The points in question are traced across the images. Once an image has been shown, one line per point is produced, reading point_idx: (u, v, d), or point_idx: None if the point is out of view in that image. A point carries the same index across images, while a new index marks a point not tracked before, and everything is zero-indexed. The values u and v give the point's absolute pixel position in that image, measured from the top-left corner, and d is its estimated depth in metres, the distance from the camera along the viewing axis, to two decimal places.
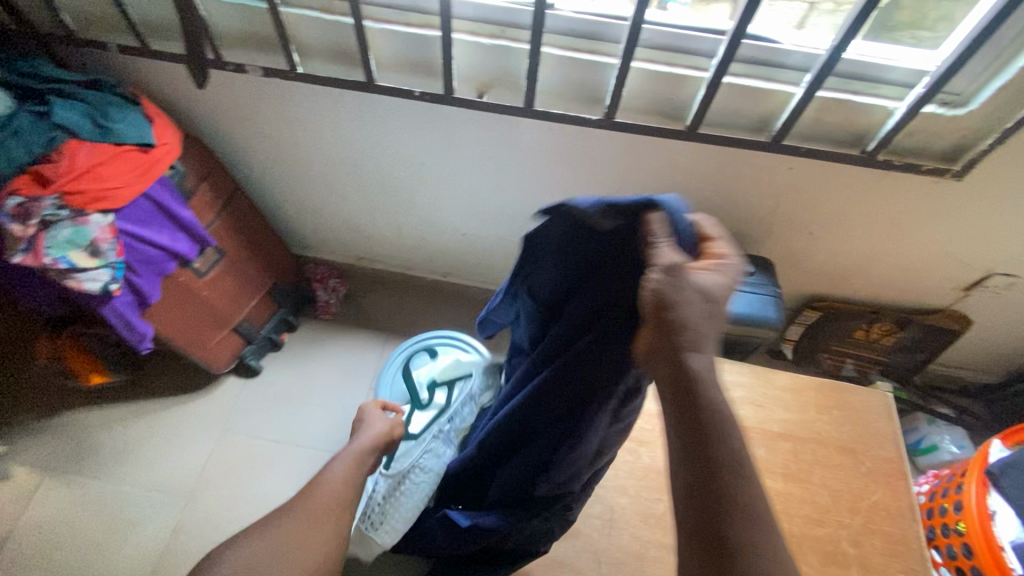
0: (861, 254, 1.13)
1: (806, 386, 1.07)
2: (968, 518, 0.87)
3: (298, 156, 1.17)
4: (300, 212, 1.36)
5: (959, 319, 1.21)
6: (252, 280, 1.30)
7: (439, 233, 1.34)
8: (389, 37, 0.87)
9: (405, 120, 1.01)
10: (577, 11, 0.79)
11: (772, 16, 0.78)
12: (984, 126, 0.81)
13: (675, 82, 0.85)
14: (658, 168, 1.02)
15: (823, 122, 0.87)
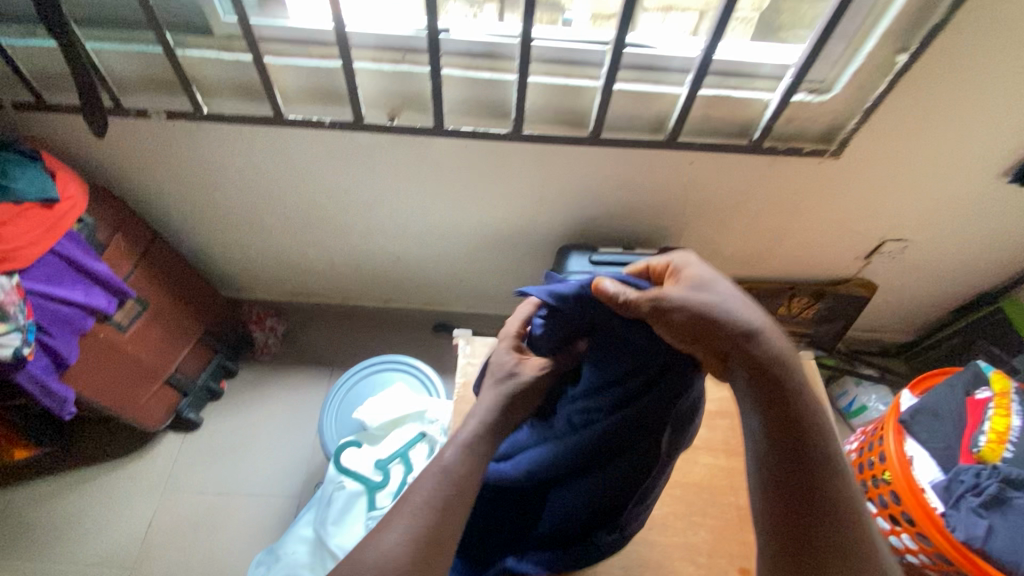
0: (770, 234, 1.22)
1: None
2: (890, 466, 0.92)
3: (219, 196, 1.16)
4: (230, 253, 1.34)
5: (866, 286, 1.32)
6: (181, 328, 1.26)
7: (374, 259, 1.34)
8: (293, 72, 0.88)
9: (321, 151, 1.03)
10: (474, 34, 0.84)
11: (647, 27, 0.86)
12: (846, 108, 0.91)
13: (572, 93, 0.90)
14: (573, 174, 1.07)
15: (711, 118, 0.94)
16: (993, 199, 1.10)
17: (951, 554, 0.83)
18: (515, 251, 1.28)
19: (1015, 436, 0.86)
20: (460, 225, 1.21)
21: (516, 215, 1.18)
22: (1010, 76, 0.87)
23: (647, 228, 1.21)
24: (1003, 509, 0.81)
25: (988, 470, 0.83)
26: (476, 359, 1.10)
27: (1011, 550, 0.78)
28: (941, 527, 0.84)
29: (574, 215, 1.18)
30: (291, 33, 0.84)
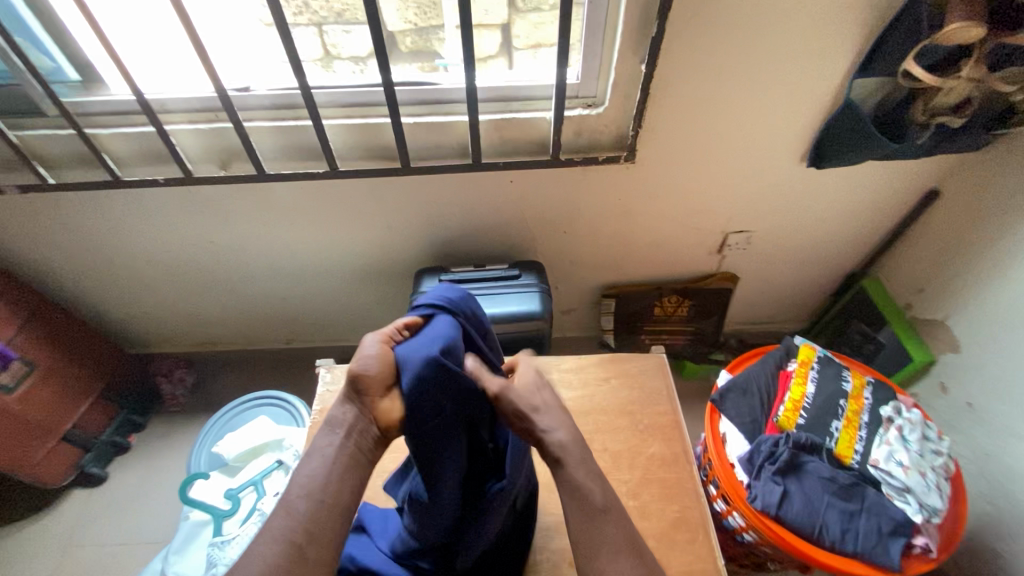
0: (623, 240, 1.28)
1: (588, 363, 1.14)
2: (712, 454, 0.92)
3: (95, 258, 1.24)
4: (124, 314, 1.41)
5: (728, 278, 1.38)
6: (78, 386, 1.30)
7: (261, 302, 1.41)
8: (121, 139, 0.98)
9: (171, 206, 1.12)
10: (272, 89, 0.95)
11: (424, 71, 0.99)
12: (622, 117, 1.01)
13: (373, 130, 1.00)
14: (410, 204, 1.14)
15: (508, 138, 1.04)
16: (806, 180, 1.15)
17: (758, 526, 0.84)
18: (389, 279, 1.34)
19: (808, 402, 0.90)
20: (327, 261, 1.28)
21: (375, 247, 1.25)
22: (761, 70, 0.94)
23: (504, 246, 1.27)
24: (797, 475, 0.83)
25: (784, 437, 0.86)
26: (334, 386, 1.10)
27: (804, 514, 0.80)
28: (747, 499, 0.84)
29: (430, 241, 1.24)
30: (110, 107, 0.95)
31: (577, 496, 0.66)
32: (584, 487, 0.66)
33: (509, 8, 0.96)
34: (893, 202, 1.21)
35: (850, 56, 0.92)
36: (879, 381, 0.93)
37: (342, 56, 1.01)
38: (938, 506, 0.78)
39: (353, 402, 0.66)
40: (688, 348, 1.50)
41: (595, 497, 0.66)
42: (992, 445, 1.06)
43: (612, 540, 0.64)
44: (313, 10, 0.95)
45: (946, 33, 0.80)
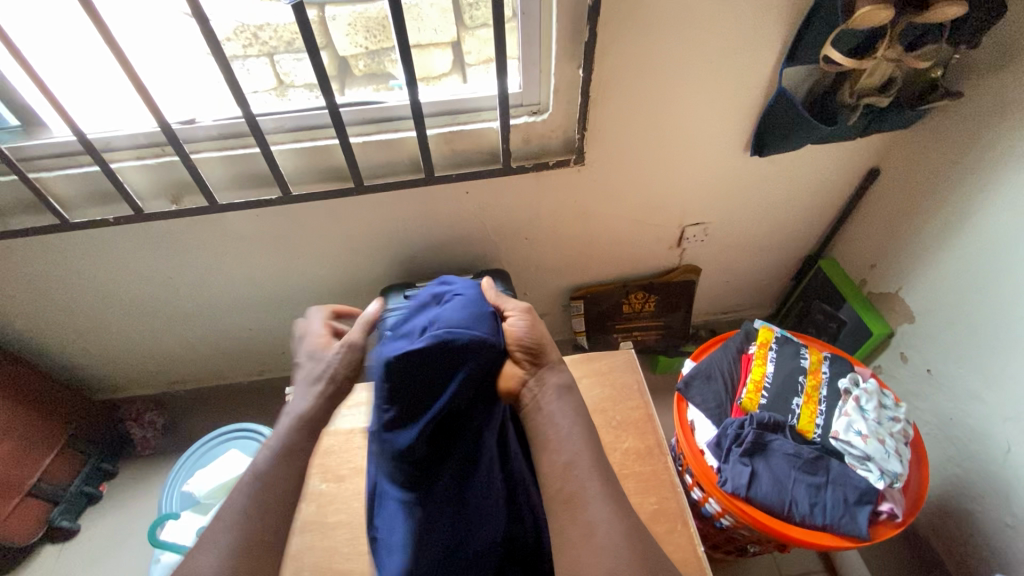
0: (584, 242, 1.30)
1: None
2: (684, 445, 0.93)
3: (51, 305, 1.21)
4: (87, 359, 1.38)
5: (691, 270, 1.41)
6: (43, 436, 1.25)
7: (227, 335, 1.39)
8: (66, 181, 0.97)
9: (126, 244, 1.10)
10: (217, 119, 0.95)
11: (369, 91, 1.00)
12: (568, 121, 1.03)
13: (324, 152, 1.01)
14: (369, 223, 1.15)
15: (459, 150, 1.06)
16: (753, 169, 1.19)
17: (731, 509, 0.85)
18: (358, 299, 1.34)
19: (769, 382, 0.92)
20: (290, 287, 1.28)
21: (338, 269, 1.25)
22: (695, 66, 0.97)
23: (466, 258, 1.28)
24: (763, 454, 0.85)
25: (748, 419, 0.88)
26: None
27: (773, 492, 0.81)
28: (717, 484, 0.86)
29: (392, 259, 1.24)
30: (53, 150, 0.94)
31: (561, 444, 0.67)
32: (565, 432, 0.68)
33: (456, 26, 1.01)
34: (838, 183, 1.25)
35: (776, 46, 0.96)
36: (836, 354, 0.96)
37: (296, 84, 1.02)
38: (898, 471, 0.80)
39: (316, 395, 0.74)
40: (660, 342, 1.52)
41: (576, 446, 0.67)
42: (954, 408, 1.09)
43: (597, 487, 0.64)
44: (263, 41, 0.98)
45: (856, 18, 0.84)
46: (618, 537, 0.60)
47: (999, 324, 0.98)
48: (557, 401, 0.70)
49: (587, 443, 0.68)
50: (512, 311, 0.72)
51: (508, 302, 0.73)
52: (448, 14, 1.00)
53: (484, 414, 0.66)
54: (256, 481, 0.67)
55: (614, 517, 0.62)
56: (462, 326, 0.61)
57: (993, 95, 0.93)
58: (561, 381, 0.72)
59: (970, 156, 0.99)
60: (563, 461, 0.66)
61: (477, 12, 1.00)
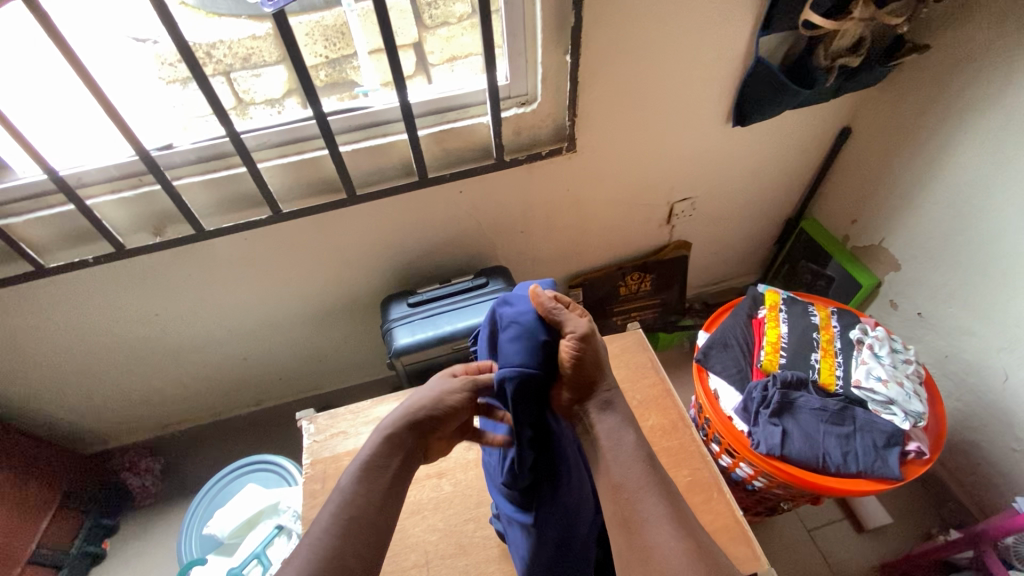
0: (579, 229, 1.30)
1: None
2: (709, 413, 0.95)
3: (28, 360, 1.13)
4: (71, 413, 1.29)
5: (682, 246, 1.43)
6: (35, 499, 1.17)
7: (221, 367, 1.33)
8: (36, 224, 0.90)
9: (108, 284, 1.04)
10: (195, 142, 0.90)
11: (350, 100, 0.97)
12: (557, 109, 1.03)
13: (312, 164, 0.98)
14: (363, 233, 1.12)
15: (450, 149, 1.04)
16: (735, 139, 1.21)
17: (767, 469, 0.87)
18: (355, 314, 1.30)
19: (785, 342, 0.95)
20: (285, 309, 1.23)
21: (334, 284, 1.21)
22: (677, 43, 0.98)
23: (464, 258, 1.26)
24: (791, 412, 0.87)
25: (771, 380, 0.90)
26: (321, 434, 1.06)
27: (806, 447, 0.84)
28: (751, 447, 0.88)
29: (389, 268, 1.22)
30: (20, 192, 0.87)
31: (612, 463, 0.69)
32: (617, 450, 0.69)
33: (416, 26, 1.00)
34: (814, 145, 1.29)
35: (753, 15, 0.98)
36: (841, 308, 0.99)
37: (256, 100, 0.98)
38: (921, 410, 0.83)
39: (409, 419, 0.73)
40: (658, 320, 1.54)
41: (630, 465, 0.69)
42: (949, 346, 1.15)
43: (652, 506, 0.65)
44: (217, 58, 0.94)
45: None
46: (680, 554, 0.61)
47: (984, 261, 1.04)
48: (604, 422, 0.71)
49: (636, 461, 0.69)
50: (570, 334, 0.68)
51: (567, 317, 0.69)
52: (406, 15, 0.98)
53: (554, 419, 0.73)
54: (332, 499, 0.66)
55: (676, 537, 0.63)
56: (533, 357, 0.69)
57: (957, 45, 0.98)
58: (612, 398, 0.72)
59: (940, 106, 1.05)
60: (616, 479, 0.68)
61: (437, 10, 0.99)
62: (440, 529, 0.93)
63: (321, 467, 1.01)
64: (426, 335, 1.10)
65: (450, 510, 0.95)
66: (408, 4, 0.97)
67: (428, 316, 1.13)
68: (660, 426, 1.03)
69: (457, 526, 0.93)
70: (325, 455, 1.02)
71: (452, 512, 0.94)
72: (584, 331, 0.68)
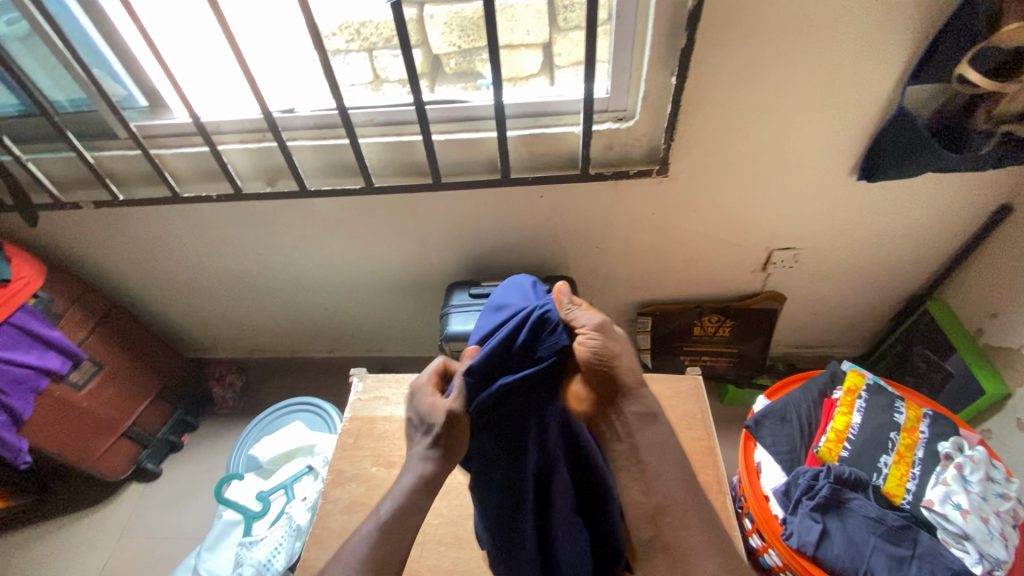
0: (660, 256, 1.24)
1: None
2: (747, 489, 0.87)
3: (157, 268, 1.34)
4: (183, 319, 1.51)
5: (774, 297, 1.30)
6: (138, 385, 1.38)
7: (303, 311, 1.47)
8: (180, 157, 1.07)
9: (223, 219, 1.19)
10: (313, 110, 1.00)
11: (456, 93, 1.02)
12: (654, 130, 0.99)
13: (406, 147, 1.04)
14: (442, 219, 1.17)
15: (538, 153, 1.05)
16: (858, 195, 1.07)
17: (795, 567, 0.78)
18: (424, 290, 1.36)
19: (853, 433, 0.84)
20: (363, 272, 1.32)
21: (410, 260, 1.28)
22: (803, 80, 0.89)
23: (534, 261, 1.26)
24: (839, 513, 0.77)
25: (824, 471, 0.80)
26: (365, 394, 1.12)
27: (846, 557, 0.74)
28: (781, 536, 0.79)
29: (462, 256, 1.26)
30: (172, 130, 1.04)
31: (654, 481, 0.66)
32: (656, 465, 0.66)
33: (549, 28, 0.97)
34: (961, 217, 1.10)
35: (901, 60, 0.86)
36: (937, 412, 0.85)
37: (390, 79, 1.04)
38: (1002, 557, 0.70)
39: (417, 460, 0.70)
40: (732, 371, 1.42)
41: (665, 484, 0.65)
42: None
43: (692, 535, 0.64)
44: (364, 36, 1.00)
45: (1003, 34, 0.76)
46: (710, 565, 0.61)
47: None
48: (644, 432, 0.66)
49: (680, 487, 0.66)
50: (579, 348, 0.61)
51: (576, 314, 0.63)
52: (542, 16, 0.96)
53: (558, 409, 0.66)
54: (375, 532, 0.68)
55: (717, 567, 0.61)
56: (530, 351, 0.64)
57: None
58: (653, 406, 0.67)
59: None
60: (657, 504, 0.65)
61: (573, 13, 0.96)
62: (442, 515, 0.95)
63: (356, 424, 1.07)
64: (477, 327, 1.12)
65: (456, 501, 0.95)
66: (545, 4, 0.94)
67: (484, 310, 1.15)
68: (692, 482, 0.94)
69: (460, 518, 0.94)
70: (363, 414, 1.08)
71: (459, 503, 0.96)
72: (597, 324, 0.62)
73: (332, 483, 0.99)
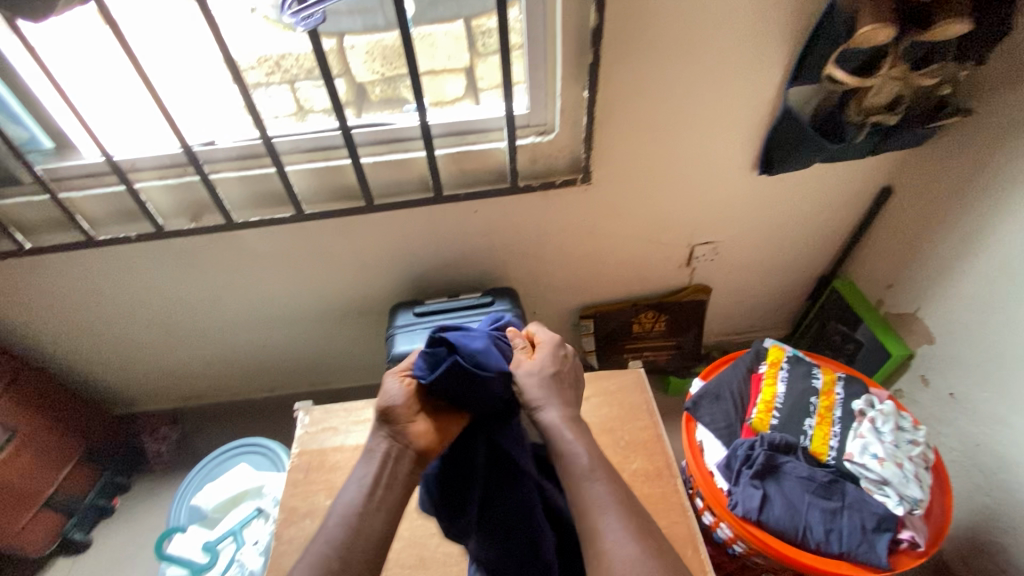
0: (594, 260, 1.29)
1: None
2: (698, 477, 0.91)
3: (73, 320, 1.25)
4: (106, 373, 1.41)
5: (701, 290, 1.39)
6: (62, 447, 1.28)
7: (241, 351, 1.41)
8: (93, 199, 1.02)
9: (145, 261, 1.14)
10: (236, 141, 0.99)
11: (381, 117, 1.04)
12: (575, 141, 1.05)
13: (336, 172, 1.05)
14: (379, 241, 1.17)
15: (468, 169, 1.08)
16: (763, 188, 1.18)
17: (744, 535, 0.83)
18: (367, 315, 1.35)
19: (780, 403, 0.91)
20: (301, 303, 1.29)
21: (349, 286, 1.27)
22: (700, 86, 0.98)
23: (475, 275, 1.28)
24: (775, 477, 0.83)
25: (759, 440, 0.87)
26: (312, 427, 1.08)
27: (786, 517, 0.80)
28: (728, 507, 0.84)
29: (402, 277, 1.26)
30: (82, 171, 0.99)
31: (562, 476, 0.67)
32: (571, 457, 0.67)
33: (469, 52, 1.02)
34: (852, 202, 1.23)
35: (782, 65, 0.97)
36: (850, 375, 0.94)
37: (315, 109, 1.04)
38: (918, 496, 0.78)
39: (382, 434, 0.72)
40: (672, 363, 1.49)
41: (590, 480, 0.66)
42: (982, 434, 1.05)
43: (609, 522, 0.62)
44: (284, 68, 1.01)
45: (857, 37, 0.84)
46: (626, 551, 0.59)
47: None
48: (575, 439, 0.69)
49: (582, 473, 0.66)
50: (523, 382, 0.72)
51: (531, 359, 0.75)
52: (461, 41, 1.01)
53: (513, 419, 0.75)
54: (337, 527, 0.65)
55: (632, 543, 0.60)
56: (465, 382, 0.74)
57: (1010, 113, 0.93)
58: (556, 423, 0.70)
59: (987, 174, 0.99)
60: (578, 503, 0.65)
61: (490, 38, 1.01)
62: (403, 539, 0.92)
63: (306, 459, 1.04)
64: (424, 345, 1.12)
65: (416, 522, 0.94)
66: (463, 31, 1.00)
67: (430, 327, 1.16)
68: (645, 471, 0.97)
69: (421, 540, 0.92)
70: (312, 448, 1.05)
71: (419, 523, 0.93)
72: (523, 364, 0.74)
73: (284, 521, 0.96)
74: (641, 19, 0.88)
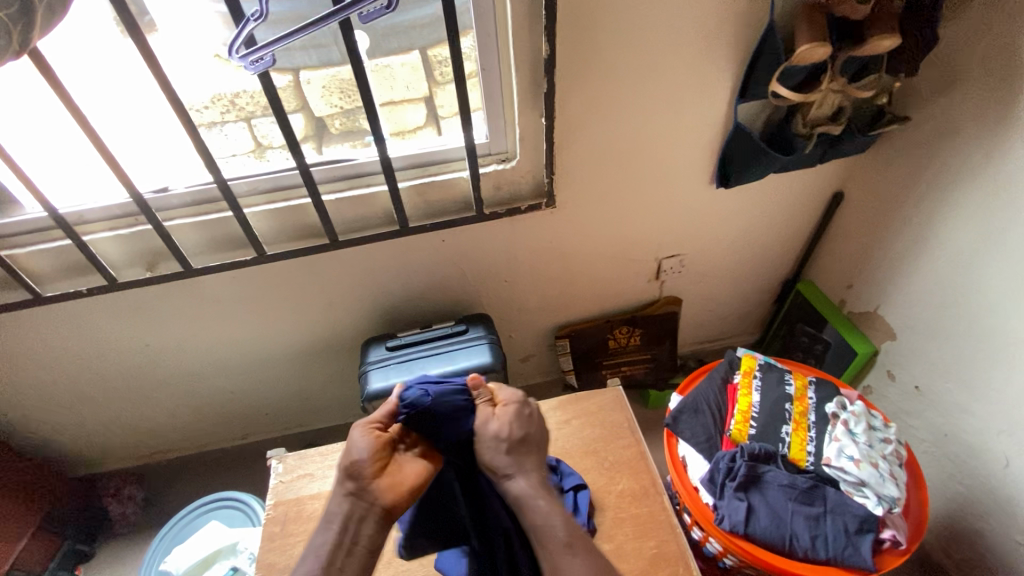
0: (564, 281, 1.30)
1: (547, 408, 1.10)
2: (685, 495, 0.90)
3: (24, 383, 1.18)
4: (61, 435, 1.33)
5: (673, 301, 1.41)
6: (15, 519, 1.19)
7: (207, 400, 1.35)
8: (39, 255, 0.97)
9: (98, 315, 1.09)
10: (189, 186, 0.97)
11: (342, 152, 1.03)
12: (536, 166, 1.06)
13: (298, 211, 1.03)
14: (346, 277, 1.15)
15: (431, 199, 1.08)
16: (723, 199, 1.21)
17: (733, 548, 0.83)
18: (338, 353, 1.31)
19: (756, 412, 0.92)
20: (269, 345, 1.25)
21: (319, 324, 1.23)
22: (653, 107, 1.01)
23: (447, 304, 1.27)
24: (759, 487, 0.84)
25: (740, 451, 0.87)
26: (287, 474, 1.04)
27: (772, 527, 0.80)
28: (715, 522, 0.84)
29: (373, 311, 1.24)
30: (26, 226, 0.95)
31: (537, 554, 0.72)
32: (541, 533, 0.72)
33: (427, 82, 1.03)
34: (807, 208, 1.28)
35: (730, 83, 1.00)
36: (821, 378, 0.96)
37: (273, 145, 1.03)
38: (894, 495, 0.80)
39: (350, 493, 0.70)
40: (651, 376, 1.50)
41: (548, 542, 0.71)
42: (950, 424, 1.09)
43: None
44: (239, 106, 0.99)
45: (797, 55, 0.89)
46: None
47: (979, 337, 1.00)
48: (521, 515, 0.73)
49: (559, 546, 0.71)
50: (484, 454, 0.74)
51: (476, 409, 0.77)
52: (418, 71, 1.01)
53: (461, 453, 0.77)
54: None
55: None
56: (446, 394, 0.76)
57: (943, 118, 0.98)
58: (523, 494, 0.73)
59: (930, 175, 1.04)
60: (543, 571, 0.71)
61: (447, 68, 1.02)
62: None
63: (282, 509, 0.99)
64: (399, 380, 1.10)
65: (401, 568, 0.90)
66: (420, 61, 1.00)
67: (405, 361, 1.13)
68: (631, 490, 0.97)
69: None
70: (288, 497, 1.00)
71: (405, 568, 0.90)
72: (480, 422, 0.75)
73: None
74: (591, 48, 0.90)
